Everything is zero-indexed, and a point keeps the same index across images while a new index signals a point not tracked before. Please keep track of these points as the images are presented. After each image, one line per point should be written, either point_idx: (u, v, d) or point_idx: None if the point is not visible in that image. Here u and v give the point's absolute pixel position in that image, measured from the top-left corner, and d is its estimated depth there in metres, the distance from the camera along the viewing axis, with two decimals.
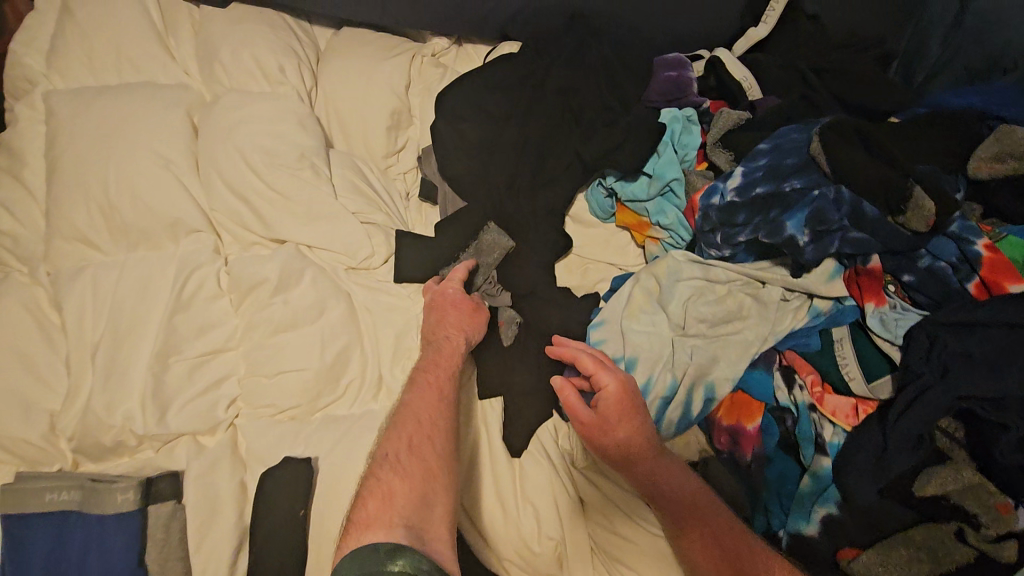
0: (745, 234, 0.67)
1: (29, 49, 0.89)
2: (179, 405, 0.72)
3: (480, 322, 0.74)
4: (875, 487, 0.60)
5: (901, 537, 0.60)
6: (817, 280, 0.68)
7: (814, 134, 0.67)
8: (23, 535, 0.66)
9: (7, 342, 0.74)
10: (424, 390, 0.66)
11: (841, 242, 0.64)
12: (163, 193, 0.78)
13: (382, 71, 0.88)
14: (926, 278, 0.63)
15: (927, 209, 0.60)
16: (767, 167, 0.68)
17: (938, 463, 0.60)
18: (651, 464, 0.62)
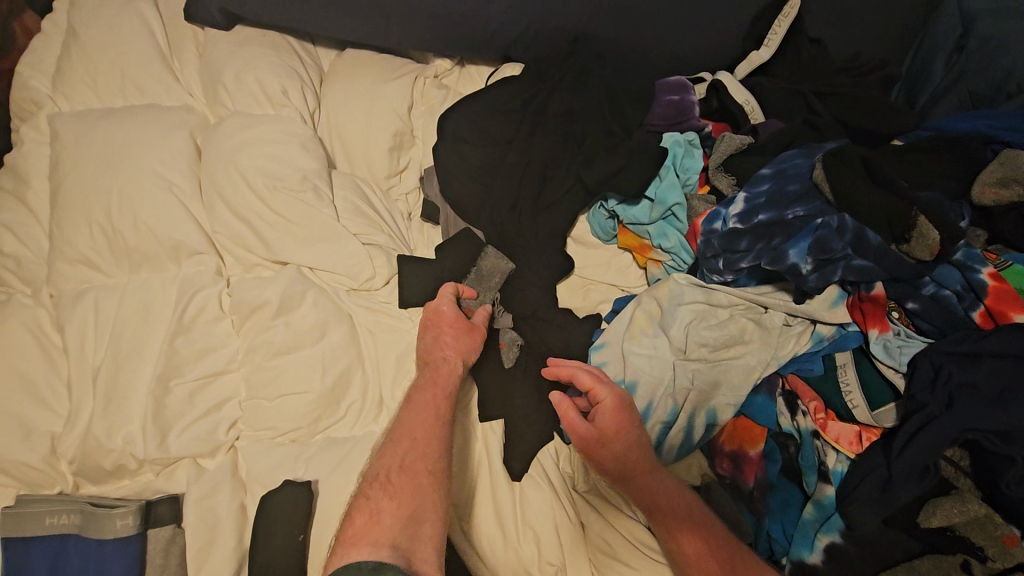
0: (747, 261, 0.67)
1: (37, 71, 0.89)
2: (179, 429, 0.71)
3: (479, 341, 0.75)
4: (878, 516, 0.60)
5: (903, 566, 0.60)
6: (819, 306, 0.68)
7: (816, 161, 0.67)
8: (24, 559, 0.66)
9: (10, 365, 0.74)
10: (420, 409, 0.68)
11: (844, 270, 0.63)
12: (165, 215, 0.78)
13: (385, 93, 0.89)
14: (930, 306, 0.63)
15: (931, 237, 0.60)
16: (769, 194, 0.67)
17: (943, 493, 0.59)
18: (647, 476, 0.64)
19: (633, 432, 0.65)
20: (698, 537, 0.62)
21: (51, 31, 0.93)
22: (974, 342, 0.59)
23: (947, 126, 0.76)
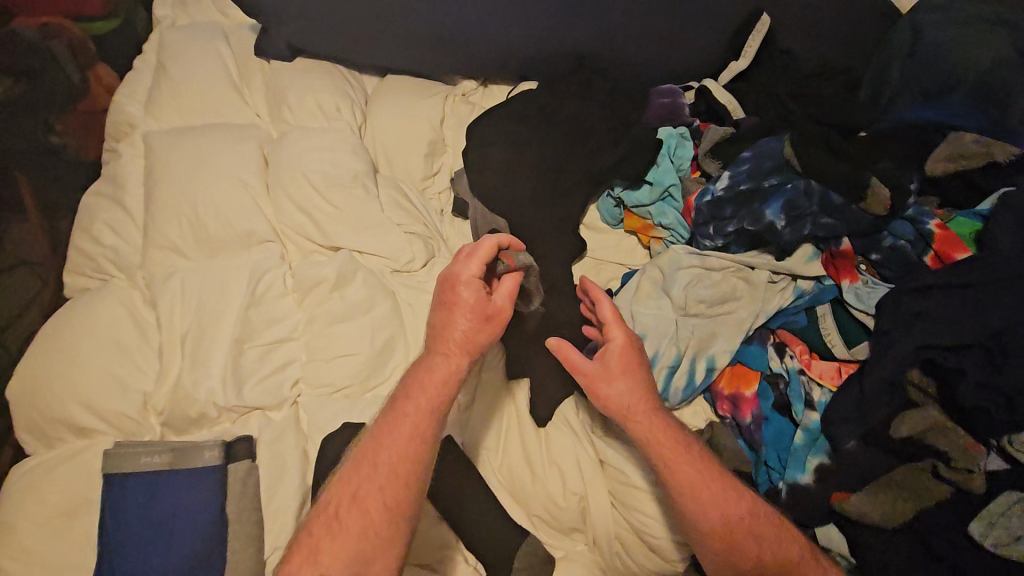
0: (733, 225, 0.80)
1: (131, 99, 1.07)
2: (253, 383, 0.84)
3: (492, 330, 0.77)
4: (856, 432, 0.70)
5: (885, 480, 0.69)
6: (797, 263, 0.79)
7: (786, 141, 0.79)
8: (124, 491, 0.77)
9: (111, 334, 0.88)
10: (394, 428, 0.72)
11: (813, 226, 0.76)
12: (240, 209, 0.93)
13: (421, 108, 1.05)
14: (891, 255, 0.75)
15: (882, 194, 0.73)
16: (749, 170, 0.80)
17: (910, 409, 0.69)
18: (642, 416, 0.72)
19: (636, 371, 0.75)
20: (685, 476, 0.69)
21: (142, 68, 1.11)
22: (928, 277, 0.71)
23: (904, 117, 0.88)
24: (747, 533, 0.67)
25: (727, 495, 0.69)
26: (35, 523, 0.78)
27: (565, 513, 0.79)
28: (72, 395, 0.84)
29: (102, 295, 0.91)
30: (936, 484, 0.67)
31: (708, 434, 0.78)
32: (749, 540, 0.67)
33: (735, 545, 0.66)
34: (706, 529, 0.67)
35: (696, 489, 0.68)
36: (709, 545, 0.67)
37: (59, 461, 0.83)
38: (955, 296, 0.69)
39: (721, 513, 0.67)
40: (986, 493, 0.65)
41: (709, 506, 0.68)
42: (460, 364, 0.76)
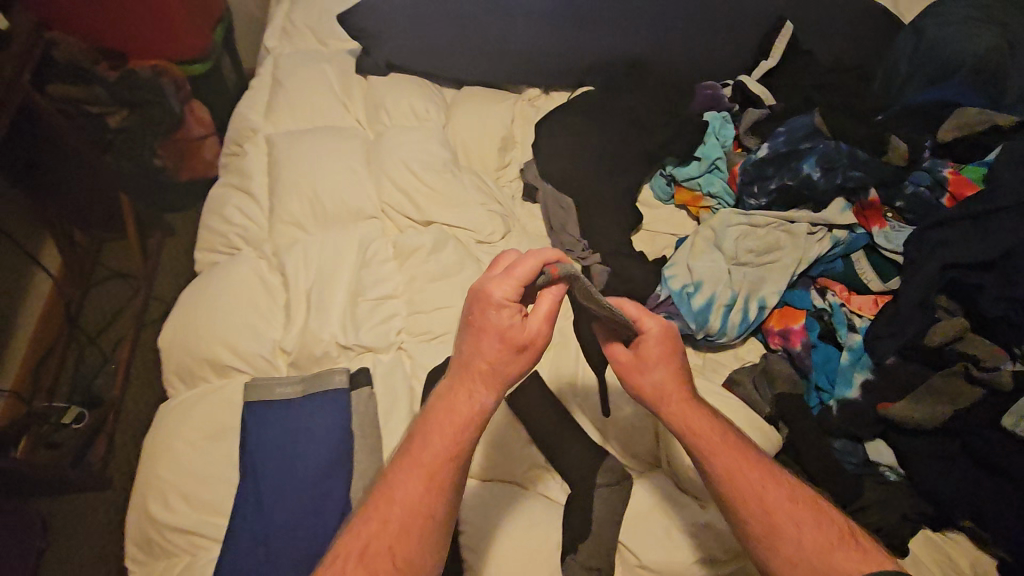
0: (775, 182, 0.97)
1: (252, 110, 1.28)
2: (367, 328, 0.99)
3: (522, 361, 0.67)
4: (895, 347, 0.82)
5: (922, 387, 0.80)
6: (833, 214, 0.93)
7: (815, 115, 0.99)
8: (266, 413, 0.92)
9: (247, 292, 1.04)
10: (409, 473, 0.64)
11: (844, 177, 0.92)
12: (351, 191, 1.11)
13: (495, 110, 1.24)
14: (912, 201, 0.91)
15: (902, 148, 0.95)
16: (786, 138, 0.99)
17: (941, 323, 0.80)
18: (674, 401, 0.73)
19: (669, 362, 0.74)
20: (722, 462, 0.69)
21: (258, 86, 1.33)
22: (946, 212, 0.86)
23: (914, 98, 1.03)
24: (787, 518, 0.65)
25: (764, 482, 0.68)
26: (188, 444, 0.93)
27: (640, 433, 0.91)
28: (218, 340, 1.00)
29: (236, 263, 1.08)
30: (975, 388, 0.78)
31: (765, 363, 0.91)
32: (788, 522, 0.65)
33: (776, 534, 0.65)
34: (748, 517, 0.66)
35: (732, 478, 0.68)
36: (751, 532, 0.66)
37: (205, 395, 0.98)
38: (968, 229, 0.83)
39: (759, 499, 0.67)
40: (1012, 384, 0.76)
41: (750, 501, 0.67)
42: (487, 398, 0.67)
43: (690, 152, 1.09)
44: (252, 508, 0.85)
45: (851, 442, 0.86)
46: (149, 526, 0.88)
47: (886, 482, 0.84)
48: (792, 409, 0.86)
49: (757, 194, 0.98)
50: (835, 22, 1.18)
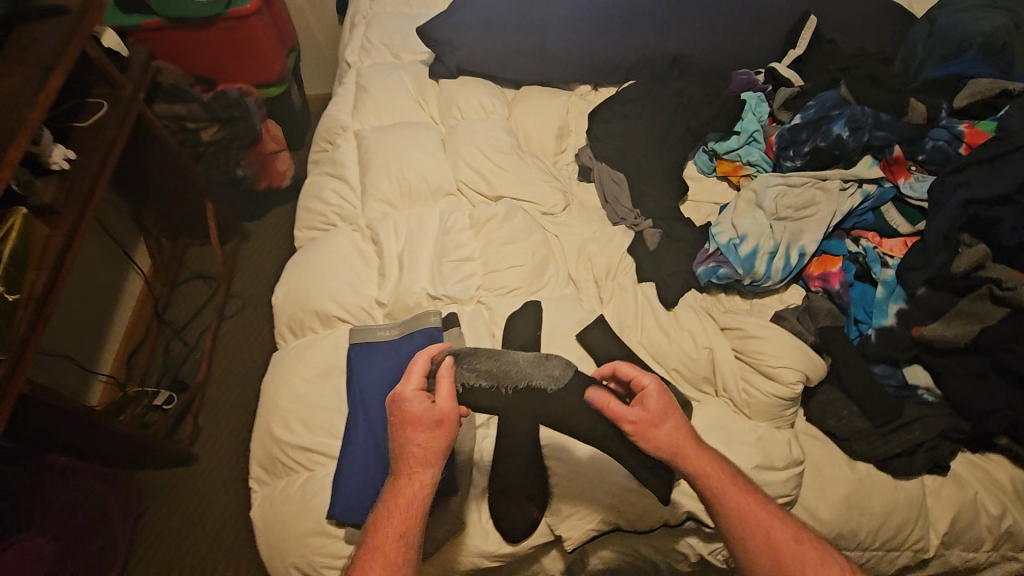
0: (809, 145, 1.11)
1: (341, 111, 1.48)
2: (452, 283, 1.14)
3: (440, 437, 0.76)
4: (925, 277, 0.94)
5: (952, 311, 0.92)
6: (862, 169, 1.08)
7: (842, 88, 1.14)
8: (370, 352, 1.07)
9: (347, 257, 1.21)
10: (374, 556, 0.72)
11: (871, 134, 1.06)
12: (432, 171, 1.28)
13: (552, 103, 1.42)
14: (932, 153, 1.05)
15: (920, 108, 1.06)
16: (817, 108, 1.13)
17: (970, 248, 0.92)
18: (690, 450, 0.77)
19: (672, 419, 0.79)
20: (735, 504, 0.75)
21: (344, 94, 1.53)
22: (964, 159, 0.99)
23: (930, 73, 1.17)
24: (793, 555, 0.72)
25: (772, 522, 0.74)
26: (303, 379, 1.08)
27: (697, 363, 1.01)
28: (324, 294, 1.16)
29: (335, 235, 1.26)
30: (997, 308, 0.90)
31: (808, 300, 1.03)
32: (793, 560, 0.71)
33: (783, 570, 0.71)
34: (756, 554, 0.72)
35: (743, 520, 0.74)
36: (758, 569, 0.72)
37: (314, 342, 1.14)
38: (983, 173, 0.96)
39: (768, 540, 0.73)
40: None
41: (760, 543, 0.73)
42: (426, 479, 0.75)
43: (731, 126, 1.25)
44: (360, 428, 0.98)
45: (891, 368, 0.97)
46: (274, 447, 1.03)
47: (926, 403, 0.96)
48: (835, 337, 0.98)
49: (793, 157, 1.13)
50: (852, 17, 1.34)
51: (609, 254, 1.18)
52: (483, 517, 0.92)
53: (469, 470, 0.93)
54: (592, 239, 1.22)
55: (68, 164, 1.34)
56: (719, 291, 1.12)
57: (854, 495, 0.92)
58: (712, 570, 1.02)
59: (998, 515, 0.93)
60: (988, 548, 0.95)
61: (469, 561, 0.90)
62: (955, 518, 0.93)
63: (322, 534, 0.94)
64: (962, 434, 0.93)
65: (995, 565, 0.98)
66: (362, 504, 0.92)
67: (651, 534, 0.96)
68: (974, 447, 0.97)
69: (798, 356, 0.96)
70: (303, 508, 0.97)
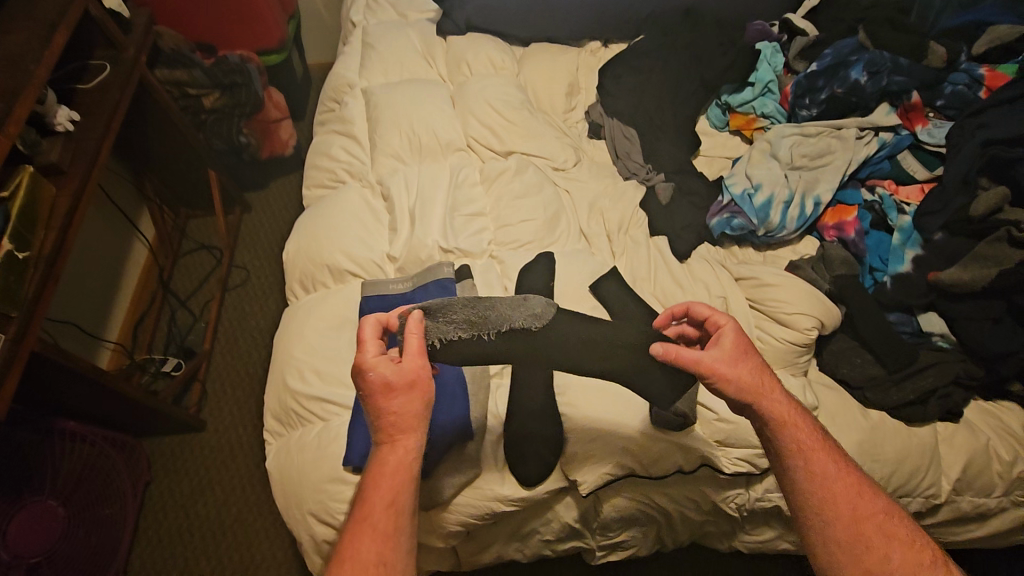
0: (825, 92, 1.10)
1: (348, 69, 1.46)
2: (464, 236, 1.14)
3: (416, 399, 0.75)
4: (942, 222, 0.95)
5: (969, 255, 0.92)
6: (879, 116, 1.08)
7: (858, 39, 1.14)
8: (385, 303, 1.06)
9: (358, 212, 1.20)
10: (363, 528, 0.70)
11: (888, 80, 1.06)
12: (442, 127, 1.27)
13: (563, 60, 1.40)
14: (951, 98, 1.05)
15: (938, 53, 1.09)
16: (834, 55, 1.12)
17: (996, 191, 0.91)
18: (770, 399, 0.75)
19: (750, 368, 0.77)
20: (820, 468, 0.72)
21: (351, 52, 1.51)
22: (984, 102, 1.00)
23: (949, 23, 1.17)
24: (876, 528, 0.68)
25: (856, 491, 0.71)
26: (317, 331, 1.08)
27: None
28: (337, 248, 1.15)
29: (345, 191, 1.24)
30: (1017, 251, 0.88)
31: (823, 249, 1.02)
32: (877, 532, 0.68)
33: (863, 539, 0.68)
34: (836, 521, 0.69)
35: (827, 485, 0.71)
36: (836, 537, 0.69)
37: (326, 296, 1.13)
38: (1003, 113, 0.98)
39: (852, 509, 0.69)
40: None
41: (844, 510, 0.69)
42: (410, 441, 0.74)
43: (745, 78, 1.24)
44: None
45: (905, 316, 0.98)
46: (289, 397, 1.03)
47: (939, 350, 0.95)
48: (850, 287, 0.98)
49: (808, 105, 1.12)
50: None
51: (622, 208, 1.17)
52: (500, 461, 0.92)
53: (484, 416, 0.93)
54: (604, 193, 1.21)
55: (72, 126, 1.30)
56: (732, 244, 1.12)
57: (868, 441, 0.92)
58: (722, 518, 1.03)
59: (1009, 461, 0.93)
60: (999, 494, 0.95)
61: (484, 504, 0.91)
62: (967, 463, 0.93)
63: (338, 480, 0.94)
64: (975, 380, 0.93)
65: (1004, 512, 0.98)
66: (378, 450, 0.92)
67: (664, 482, 0.97)
68: (988, 396, 0.97)
69: (813, 304, 0.96)
70: (319, 456, 0.97)
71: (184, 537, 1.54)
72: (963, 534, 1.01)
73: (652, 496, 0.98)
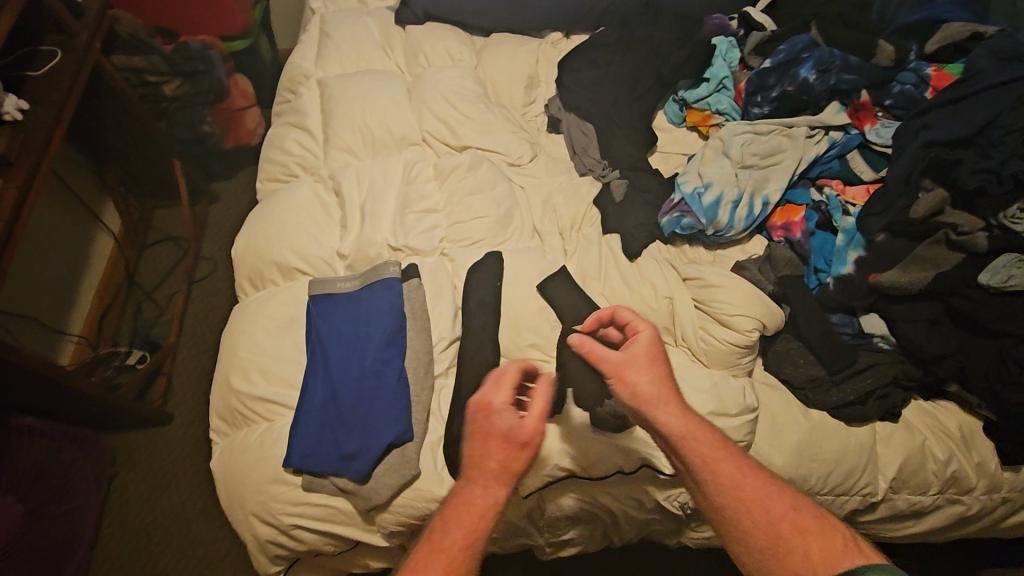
0: (777, 90, 1.14)
1: (304, 59, 1.42)
2: (414, 234, 1.12)
3: (522, 458, 0.69)
4: (883, 223, 0.96)
5: (909, 256, 0.94)
6: (829, 115, 1.10)
7: (814, 34, 1.17)
8: (328, 305, 1.05)
9: (308, 208, 1.17)
10: (433, 568, 0.63)
11: (839, 77, 1.08)
12: (397, 120, 1.24)
13: (522, 51, 1.38)
14: (900, 98, 1.07)
15: (888, 51, 1.11)
16: (788, 52, 1.15)
17: (938, 190, 0.94)
18: (665, 410, 0.73)
19: (651, 376, 0.75)
20: (725, 475, 0.70)
21: (308, 40, 1.47)
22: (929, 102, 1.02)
23: (904, 20, 1.17)
24: (792, 527, 0.65)
25: (768, 493, 0.68)
26: (263, 331, 1.06)
27: (657, 312, 1.00)
28: (285, 245, 1.13)
29: (296, 186, 1.22)
30: (953, 252, 0.91)
31: (770, 248, 1.04)
32: (792, 531, 0.65)
33: (783, 544, 0.64)
34: (753, 530, 0.66)
35: (733, 493, 0.69)
36: (758, 547, 0.65)
37: (274, 294, 1.12)
38: (948, 113, 0.99)
39: (765, 513, 0.67)
40: (982, 245, 0.89)
41: (757, 516, 0.67)
42: (487, 491, 0.68)
43: (701, 73, 1.24)
44: (319, 378, 0.98)
45: (847, 317, 0.99)
46: (233, 397, 1.02)
47: (879, 350, 0.97)
48: (793, 286, 1.00)
49: (760, 103, 1.15)
50: None
51: (575, 206, 1.16)
52: (439, 464, 0.93)
53: (425, 418, 0.95)
54: (558, 190, 1.19)
55: (21, 115, 1.24)
56: (683, 243, 1.12)
57: (807, 441, 0.93)
58: (667, 517, 1.04)
59: (944, 460, 0.94)
60: (934, 492, 0.97)
61: (425, 506, 0.91)
62: (903, 463, 0.94)
63: (279, 482, 0.94)
64: (912, 379, 0.95)
65: (940, 510, 1.00)
66: (318, 451, 0.92)
67: (606, 482, 0.98)
68: (927, 395, 0.98)
69: (757, 305, 0.96)
70: (261, 457, 0.96)
71: (150, 531, 1.49)
72: (901, 530, 1.03)
73: (594, 495, 0.99)
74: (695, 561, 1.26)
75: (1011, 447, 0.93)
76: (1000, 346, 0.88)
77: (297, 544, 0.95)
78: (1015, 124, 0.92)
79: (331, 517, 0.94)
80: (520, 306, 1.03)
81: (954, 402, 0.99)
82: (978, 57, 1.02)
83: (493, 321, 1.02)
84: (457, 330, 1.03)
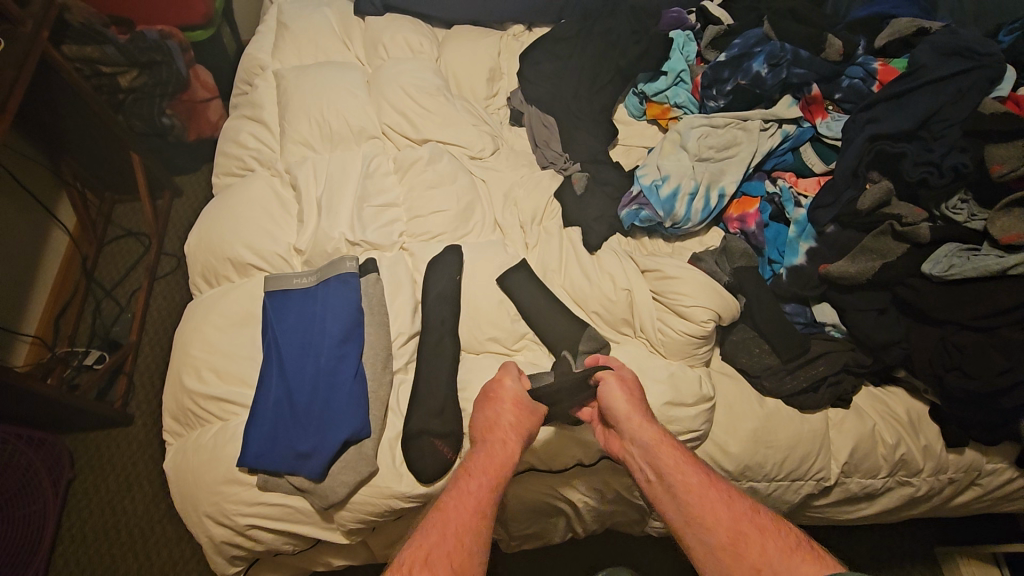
0: (730, 84, 1.17)
1: (260, 50, 1.39)
2: (373, 227, 1.10)
3: (530, 417, 0.85)
4: (833, 214, 1.00)
5: (857, 248, 0.97)
6: (781, 108, 1.14)
7: (766, 27, 1.20)
8: (286, 300, 1.03)
9: (263, 202, 1.15)
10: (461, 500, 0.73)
11: (790, 71, 1.12)
12: (355, 112, 1.22)
13: (484, 42, 1.37)
14: (848, 92, 1.11)
15: (836, 45, 1.13)
16: (741, 45, 1.17)
17: (884, 185, 0.97)
18: (644, 430, 0.82)
19: (640, 402, 0.86)
20: (691, 478, 0.77)
21: (265, 32, 1.44)
22: (874, 96, 1.06)
23: (854, 16, 1.21)
24: (752, 525, 0.70)
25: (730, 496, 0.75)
26: (216, 328, 1.04)
27: (616, 303, 1.01)
28: (238, 240, 1.10)
29: (251, 179, 1.19)
30: (898, 243, 0.95)
31: (726, 239, 1.07)
32: (753, 529, 0.70)
33: (742, 540, 0.69)
34: (715, 527, 0.71)
35: (698, 494, 0.75)
36: (716, 546, 0.70)
37: (227, 291, 1.09)
38: (890, 108, 1.03)
39: (728, 512, 0.72)
40: (925, 236, 0.93)
41: (721, 515, 0.72)
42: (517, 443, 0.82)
43: (660, 67, 1.27)
44: (275, 375, 0.96)
45: (799, 307, 1.02)
46: (186, 397, 1.00)
47: (831, 338, 0.99)
48: (747, 277, 1.02)
49: (716, 96, 1.19)
50: None
51: (536, 198, 1.15)
52: (397, 460, 0.92)
53: (385, 414, 0.94)
54: (520, 183, 1.19)
55: None
56: (643, 235, 1.14)
57: (762, 428, 0.94)
58: (630, 507, 1.05)
59: (893, 444, 0.97)
60: (884, 475, 0.99)
61: (384, 503, 0.90)
62: (855, 447, 0.96)
63: (233, 482, 0.92)
64: (863, 366, 0.97)
65: (890, 491, 1.02)
66: (272, 451, 0.90)
67: (566, 473, 0.99)
68: (877, 382, 1.01)
69: (715, 294, 0.97)
70: (215, 457, 0.94)
71: (111, 533, 1.40)
72: (855, 512, 1.05)
73: (555, 487, 1.00)
74: (659, 550, 1.27)
75: (956, 430, 0.96)
76: (942, 333, 0.91)
77: (254, 544, 0.93)
78: (954, 118, 0.97)
79: (288, 516, 0.92)
80: (480, 300, 1.03)
81: (903, 387, 1.01)
82: (919, 52, 1.05)
83: (452, 315, 1.01)
84: (417, 325, 1.02)
